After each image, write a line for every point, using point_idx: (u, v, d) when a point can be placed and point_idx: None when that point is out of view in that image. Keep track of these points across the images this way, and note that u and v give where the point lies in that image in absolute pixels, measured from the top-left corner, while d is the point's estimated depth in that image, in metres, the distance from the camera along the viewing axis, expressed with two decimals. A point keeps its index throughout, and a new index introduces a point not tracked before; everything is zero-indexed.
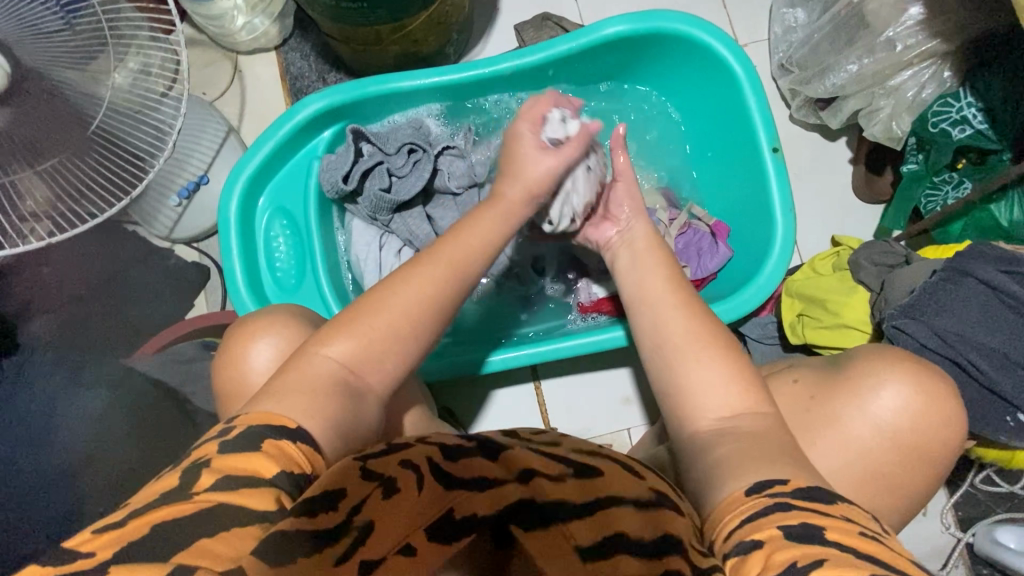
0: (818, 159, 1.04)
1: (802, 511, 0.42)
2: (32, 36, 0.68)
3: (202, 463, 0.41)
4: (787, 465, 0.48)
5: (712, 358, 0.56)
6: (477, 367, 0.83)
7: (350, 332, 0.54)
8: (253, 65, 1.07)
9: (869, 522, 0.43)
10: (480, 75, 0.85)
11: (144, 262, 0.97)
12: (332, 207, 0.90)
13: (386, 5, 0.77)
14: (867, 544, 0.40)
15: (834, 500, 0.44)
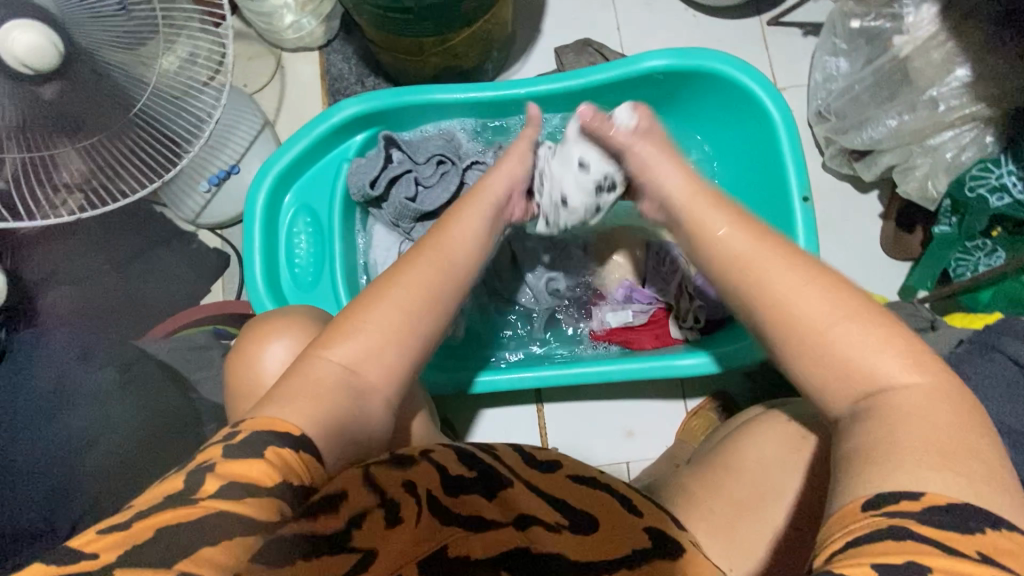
0: (847, 209, 1.02)
1: (924, 559, 0.34)
2: (89, 16, 0.69)
3: (206, 467, 0.42)
4: (940, 467, 0.38)
5: (796, 356, 0.47)
6: (481, 383, 0.82)
7: (356, 337, 0.53)
8: (295, 62, 1.09)
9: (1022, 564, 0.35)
10: (516, 95, 0.86)
11: (166, 244, 0.99)
12: (356, 209, 0.90)
13: (431, 18, 0.78)
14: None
15: (981, 530, 0.36)
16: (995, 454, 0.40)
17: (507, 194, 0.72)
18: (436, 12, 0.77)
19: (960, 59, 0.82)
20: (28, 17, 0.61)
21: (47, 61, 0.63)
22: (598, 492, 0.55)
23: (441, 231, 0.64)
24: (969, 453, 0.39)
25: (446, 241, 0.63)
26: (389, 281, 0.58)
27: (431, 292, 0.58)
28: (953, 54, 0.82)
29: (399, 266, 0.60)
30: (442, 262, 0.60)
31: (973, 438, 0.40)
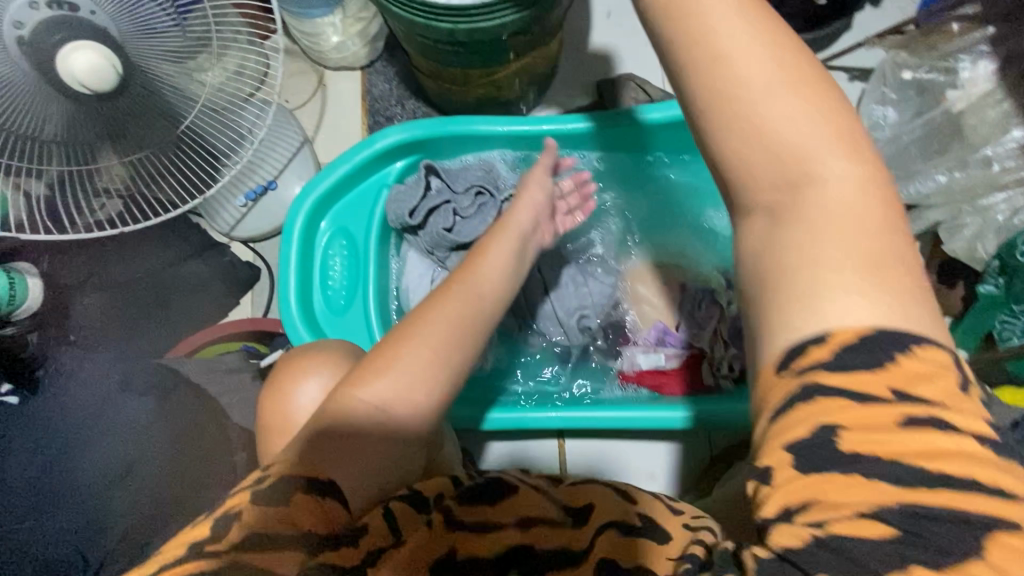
0: None
1: (841, 411, 0.34)
2: (143, 34, 0.66)
3: (233, 514, 0.43)
4: (853, 295, 0.35)
5: (723, 180, 0.43)
6: (506, 421, 0.81)
7: (396, 378, 0.52)
8: (337, 81, 1.10)
9: (943, 394, 0.34)
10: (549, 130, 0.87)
11: (200, 256, 0.99)
12: (391, 234, 0.91)
13: (481, 52, 0.79)
14: (921, 461, 0.33)
15: (890, 366, 0.34)
16: (906, 275, 0.37)
17: (532, 226, 0.71)
18: (487, 47, 0.77)
19: (1016, 121, 0.83)
20: (85, 35, 0.60)
21: (105, 83, 0.60)
22: (590, 486, 0.53)
23: (472, 265, 0.63)
24: (881, 272, 0.36)
25: (481, 275, 0.62)
26: (424, 316, 0.57)
27: (473, 336, 0.57)
28: (1010, 114, 0.83)
29: (430, 301, 0.59)
30: (477, 297, 0.59)
31: (886, 250, 0.37)
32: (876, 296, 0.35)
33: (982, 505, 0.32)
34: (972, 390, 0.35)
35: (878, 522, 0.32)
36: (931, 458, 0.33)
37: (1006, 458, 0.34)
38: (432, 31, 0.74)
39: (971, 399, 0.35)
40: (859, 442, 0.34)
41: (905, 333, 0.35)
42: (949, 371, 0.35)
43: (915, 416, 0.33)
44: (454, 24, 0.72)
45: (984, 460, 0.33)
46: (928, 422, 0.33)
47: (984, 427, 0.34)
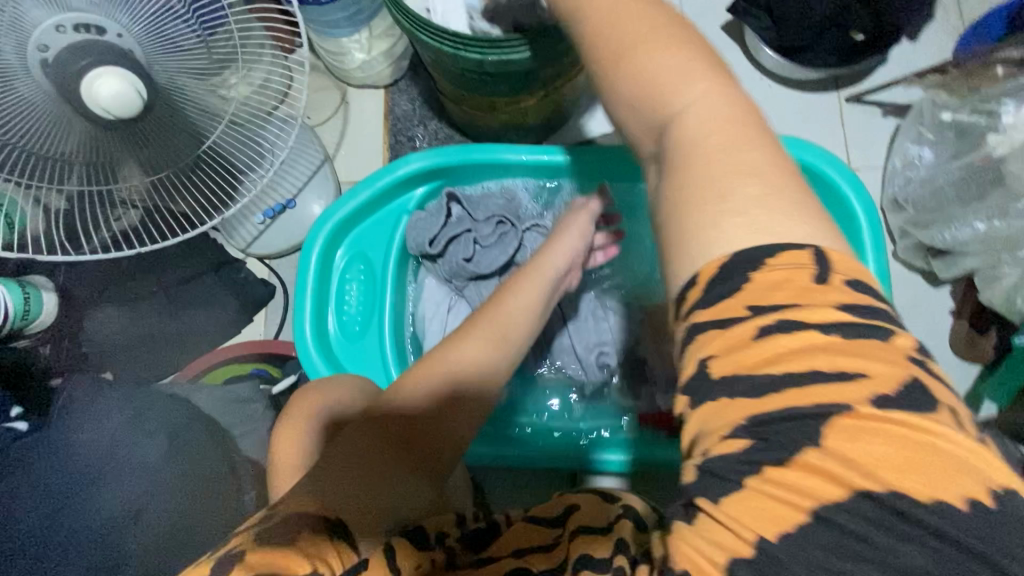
0: (916, 301, 0.98)
1: (701, 345, 0.35)
2: (170, 53, 0.65)
3: (235, 555, 0.38)
4: (718, 228, 0.36)
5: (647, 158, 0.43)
6: (515, 458, 0.80)
7: (416, 416, 0.55)
8: (359, 98, 1.09)
9: (796, 296, 0.34)
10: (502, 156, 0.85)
11: (215, 272, 0.98)
12: (410, 260, 0.89)
13: (509, 82, 0.77)
14: (772, 368, 0.33)
15: (743, 285, 0.34)
16: (770, 189, 0.37)
17: (566, 270, 0.70)
18: (515, 76, 0.76)
19: None
20: (108, 60, 0.58)
21: (128, 108, 0.59)
22: (565, 496, 0.56)
23: (499, 302, 0.63)
24: (744, 197, 0.37)
25: (504, 313, 0.62)
26: (449, 359, 0.59)
27: (492, 381, 0.59)
28: None
29: (456, 339, 0.61)
30: (500, 339, 0.60)
31: (752, 169, 0.38)
32: (734, 224, 0.36)
33: (835, 393, 0.32)
34: (831, 280, 0.34)
35: (737, 437, 0.33)
36: (783, 361, 0.33)
37: (862, 340, 0.33)
38: (461, 60, 0.72)
39: (830, 289, 0.34)
40: (725, 368, 0.34)
41: (758, 249, 0.35)
42: (805, 266, 0.34)
43: (767, 329, 0.33)
44: (483, 54, 0.70)
45: (834, 347, 0.33)
46: (778, 330, 0.33)
47: (839, 313, 0.34)
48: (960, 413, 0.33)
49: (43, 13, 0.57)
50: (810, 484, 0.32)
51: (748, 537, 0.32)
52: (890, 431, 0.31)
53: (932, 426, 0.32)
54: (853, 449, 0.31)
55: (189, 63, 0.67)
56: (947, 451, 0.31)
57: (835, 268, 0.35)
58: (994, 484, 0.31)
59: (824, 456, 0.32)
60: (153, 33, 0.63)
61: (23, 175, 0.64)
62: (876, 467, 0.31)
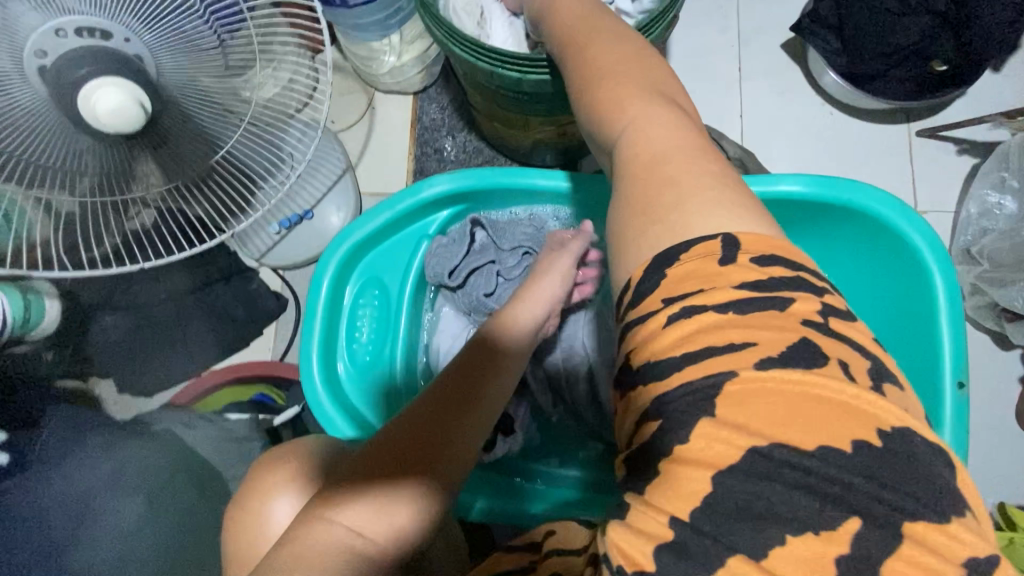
0: (982, 365, 0.88)
1: (628, 339, 0.39)
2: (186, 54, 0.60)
3: None
4: (646, 233, 0.40)
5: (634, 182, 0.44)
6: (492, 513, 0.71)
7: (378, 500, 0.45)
8: (386, 104, 1.03)
9: (703, 281, 0.37)
10: (498, 182, 0.77)
11: (225, 282, 0.94)
12: (427, 287, 0.84)
13: (548, 102, 0.70)
14: (676, 350, 0.36)
15: (659, 282, 0.38)
16: (689, 187, 0.41)
17: (544, 318, 0.63)
18: (554, 98, 0.69)
19: None
20: (109, 69, 0.53)
21: (128, 124, 0.54)
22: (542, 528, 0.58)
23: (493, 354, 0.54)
24: (667, 200, 0.40)
25: (499, 368, 0.53)
26: (433, 413, 0.48)
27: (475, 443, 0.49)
28: None
29: (439, 390, 0.50)
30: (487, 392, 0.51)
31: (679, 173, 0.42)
32: (654, 228, 0.40)
33: (719, 365, 0.35)
34: (734, 258, 0.37)
35: (648, 420, 0.36)
36: (693, 344, 0.35)
37: (757, 314, 0.36)
38: (496, 77, 0.66)
39: (733, 268, 0.37)
40: (644, 355, 0.37)
41: (674, 246, 0.38)
42: (716, 252, 0.37)
43: (674, 317, 0.36)
44: (521, 73, 0.63)
45: (728, 322, 0.36)
46: (682, 316, 0.36)
47: (736, 291, 0.36)
48: (854, 365, 0.35)
49: (37, 18, 0.52)
50: (710, 453, 0.34)
51: (662, 519, 0.34)
52: (776, 392, 0.34)
53: (813, 379, 0.34)
54: (741, 414, 0.33)
55: (201, 68, 0.62)
56: (836, 403, 0.33)
57: (741, 248, 0.37)
58: (881, 426, 0.33)
59: (714, 423, 0.34)
60: (162, 37, 0.58)
61: (35, 185, 0.60)
62: (770, 428, 0.33)
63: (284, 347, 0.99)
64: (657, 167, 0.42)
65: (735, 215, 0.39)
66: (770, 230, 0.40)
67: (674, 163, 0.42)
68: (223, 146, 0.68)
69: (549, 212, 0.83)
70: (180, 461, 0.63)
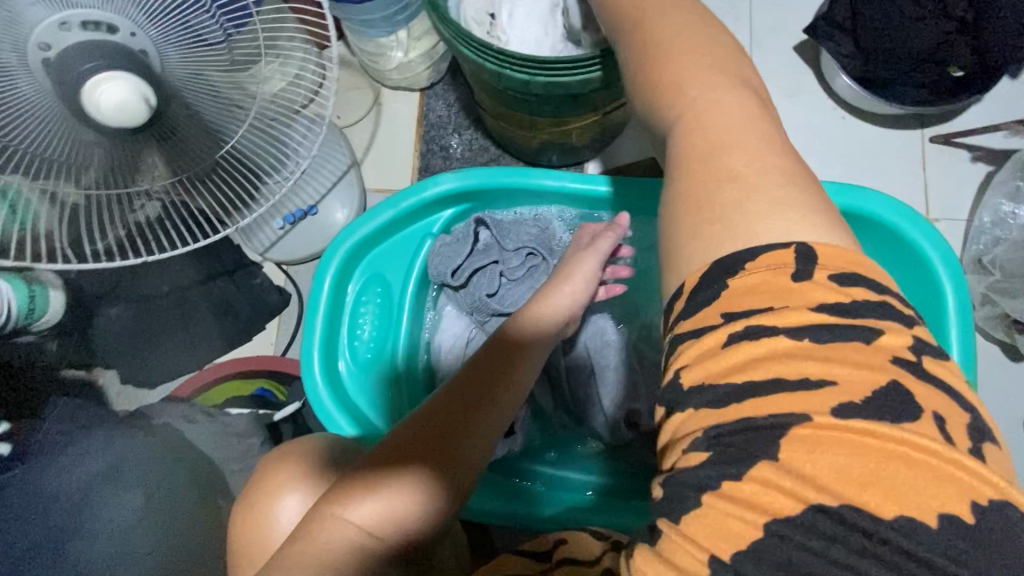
0: (991, 376, 0.87)
1: (679, 359, 0.38)
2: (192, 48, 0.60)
3: None
4: (705, 244, 0.39)
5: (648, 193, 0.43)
6: (504, 513, 0.71)
7: (382, 498, 0.44)
8: (393, 100, 1.02)
9: (772, 298, 0.36)
10: (515, 182, 0.77)
11: (230, 276, 0.93)
12: (430, 287, 0.84)
13: (556, 103, 0.69)
14: (738, 377, 0.35)
15: (720, 293, 0.37)
16: (758, 190, 0.40)
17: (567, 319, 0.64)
18: (562, 99, 0.68)
19: None
20: (117, 64, 0.53)
21: (134, 120, 0.54)
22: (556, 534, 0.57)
23: (507, 354, 0.55)
24: (733, 206, 0.40)
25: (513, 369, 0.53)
26: (443, 412, 0.48)
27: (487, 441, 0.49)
28: None
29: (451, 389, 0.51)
30: (498, 392, 0.51)
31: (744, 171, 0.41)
32: (721, 233, 0.39)
33: (787, 403, 0.34)
34: (812, 274, 0.36)
35: (694, 450, 0.35)
36: (743, 371, 0.35)
37: (837, 342, 0.35)
38: (503, 78, 0.65)
39: (808, 287, 0.36)
40: (690, 379, 0.37)
41: (739, 253, 0.38)
42: (782, 268, 0.36)
43: (736, 337, 0.36)
44: (529, 75, 0.63)
45: (803, 353, 0.35)
46: (745, 338, 0.35)
47: (813, 313, 0.35)
48: (944, 421, 0.34)
49: (39, 13, 0.52)
50: (761, 496, 0.33)
51: (699, 555, 0.34)
52: (857, 446, 0.32)
53: (899, 437, 0.32)
54: (812, 462, 0.33)
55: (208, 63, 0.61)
56: (920, 463, 0.32)
57: (819, 262, 0.36)
58: (973, 498, 0.31)
59: (774, 468, 0.33)
60: (167, 32, 0.58)
61: (42, 176, 0.60)
62: (833, 480, 0.32)
63: (286, 342, 0.98)
64: (713, 169, 0.42)
65: (814, 228, 0.38)
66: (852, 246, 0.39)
67: (717, 162, 0.42)
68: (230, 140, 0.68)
69: (554, 212, 0.83)
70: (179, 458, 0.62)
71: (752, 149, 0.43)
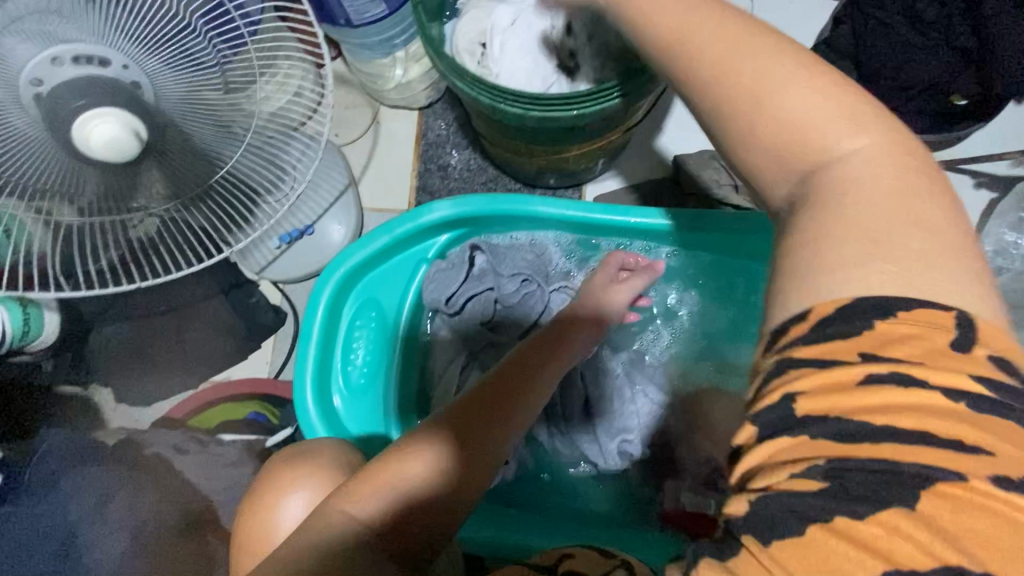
0: None
1: (810, 376, 0.31)
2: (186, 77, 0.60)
3: None
4: (845, 274, 0.33)
5: None
6: (512, 544, 0.70)
7: (387, 496, 0.49)
8: (392, 119, 1.02)
9: (921, 353, 0.30)
10: (522, 209, 0.77)
11: (225, 294, 0.93)
12: (423, 314, 0.83)
13: (551, 134, 0.70)
14: (865, 418, 0.30)
15: (862, 330, 0.31)
16: (894, 223, 0.34)
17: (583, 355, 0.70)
18: (558, 131, 0.69)
19: None
20: (110, 100, 0.53)
21: (125, 153, 0.54)
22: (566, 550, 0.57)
23: (521, 374, 0.62)
24: (867, 229, 0.34)
25: (519, 395, 0.60)
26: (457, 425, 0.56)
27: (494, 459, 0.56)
28: None
29: (464, 408, 0.58)
30: (500, 412, 0.58)
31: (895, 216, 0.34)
32: (883, 270, 0.32)
33: (912, 455, 0.29)
34: (973, 348, 0.30)
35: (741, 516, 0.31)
36: (875, 415, 0.30)
37: (993, 418, 0.30)
38: (498, 112, 0.66)
39: (972, 361, 0.30)
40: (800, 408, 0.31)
41: (883, 300, 0.31)
42: (940, 327, 0.31)
43: (872, 379, 0.30)
44: (524, 110, 0.64)
45: (957, 416, 0.30)
46: (879, 383, 0.30)
47: (971, 381, 0.30)
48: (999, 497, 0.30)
49: (29, 51, 0.52)
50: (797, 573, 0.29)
51: None
52: (999, 515, 0.28)
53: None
54: (953, 521, 0.28)
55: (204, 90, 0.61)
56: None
57: (980, 338, 0.31)
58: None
59: (905, 515, 0.28)
60: (160, 62, 0.58)
61: (37, 199, 0.58)
62: (973, 543, 0.28)
63: (281, 362, 0.98)
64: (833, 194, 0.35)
65: (974, 300, 0.32)
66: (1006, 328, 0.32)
67: (824, 185, 0.36)
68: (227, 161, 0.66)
69: (551, 238, 0.82)
70: (169, 491, 0.61)
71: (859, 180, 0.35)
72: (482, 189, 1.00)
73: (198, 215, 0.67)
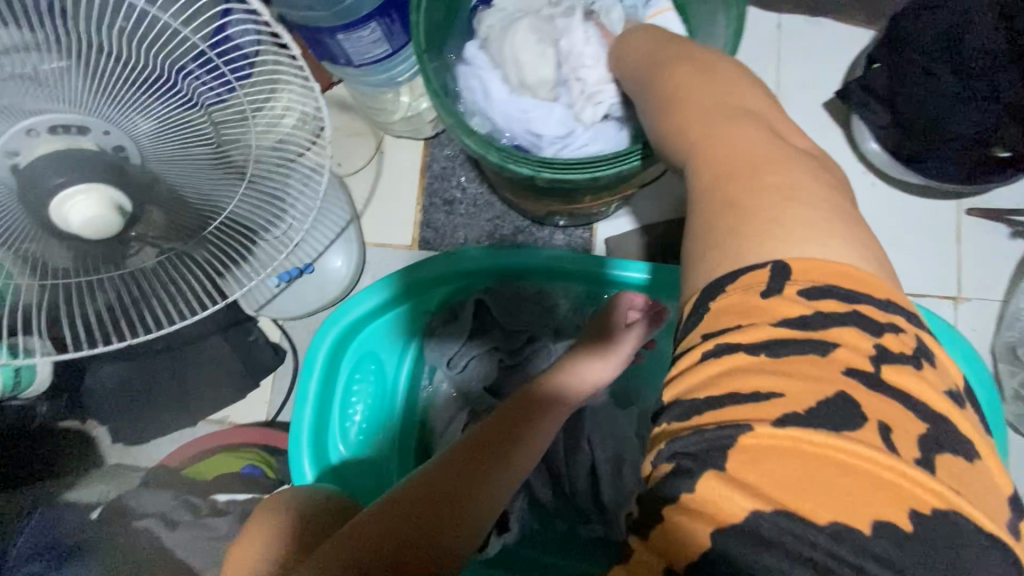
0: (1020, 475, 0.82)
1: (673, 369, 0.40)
2: (173, 128, 0.55)
3: None
4: (710, 256, 0.40)
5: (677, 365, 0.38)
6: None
7: (396, 512, 0.47)
8: (396, 150, 0.98)
9: (741, 315, 0.37)
10: (526, 258, 0.75)
11: (223, 333, 0.90)
12: (424, 367, 0.80)
13: (563, 189, 0.67)
14: (710, 387, 0.37)
15: (705, 312, 0.39)
16: (802, 233, 0.38)
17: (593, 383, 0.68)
18: (570, 189, 0.67)
19: None
20: (93, 174, 0.50)
21: (108, 229, 0.51)
22: None
23: (531, 410, 0.61)
24: (757, 244, 0.38)
25: (528, 425, 0.60)
26: (472, 452, 0.55)
27: (500, 493, 0.54)
28: None
29: (476, 443, 0.56)
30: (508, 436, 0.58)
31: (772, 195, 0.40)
32: (722, 248, 0.40)
33: (739, 413, 0.35)
34: (781, 290, 0.37)
35: None
36: (724, 381, 0.36)
37: (794, 357, 0.36)
38: (507, 170, 0.63)
39: (787, 302, 0.37)
40: (676, 390, 0.39)
41: (743, 301, 0.37)
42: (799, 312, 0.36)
43: (723, 368, 0.37)
44: (534, 171, 0.62)
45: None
46: (714, 354, 0.37)
47: (779, 328, 0.36)
48: None
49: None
50: None
51: None
52: (793, 453, 0.34)
53: (840, 444, 0.34)
54: (754, 471, 0.34)
55: (189, 139, 0.56)
56: (858, 471, 0.33)
57: (790, 278, 0.37)
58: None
59: None
60: (146, 120, 0.53)
61: (26, 255, 0.54)
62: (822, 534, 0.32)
63: (280, 402, 0.96)
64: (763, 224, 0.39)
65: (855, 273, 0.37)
66: (857, 262, 0.38)
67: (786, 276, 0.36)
68: (224, 208, 0.63)
69: (562, 289, 0.78)
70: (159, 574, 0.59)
71: (753, 183, 0.41)
72: (488, 226, 0.96)
73: (199, 255, 0.64)
